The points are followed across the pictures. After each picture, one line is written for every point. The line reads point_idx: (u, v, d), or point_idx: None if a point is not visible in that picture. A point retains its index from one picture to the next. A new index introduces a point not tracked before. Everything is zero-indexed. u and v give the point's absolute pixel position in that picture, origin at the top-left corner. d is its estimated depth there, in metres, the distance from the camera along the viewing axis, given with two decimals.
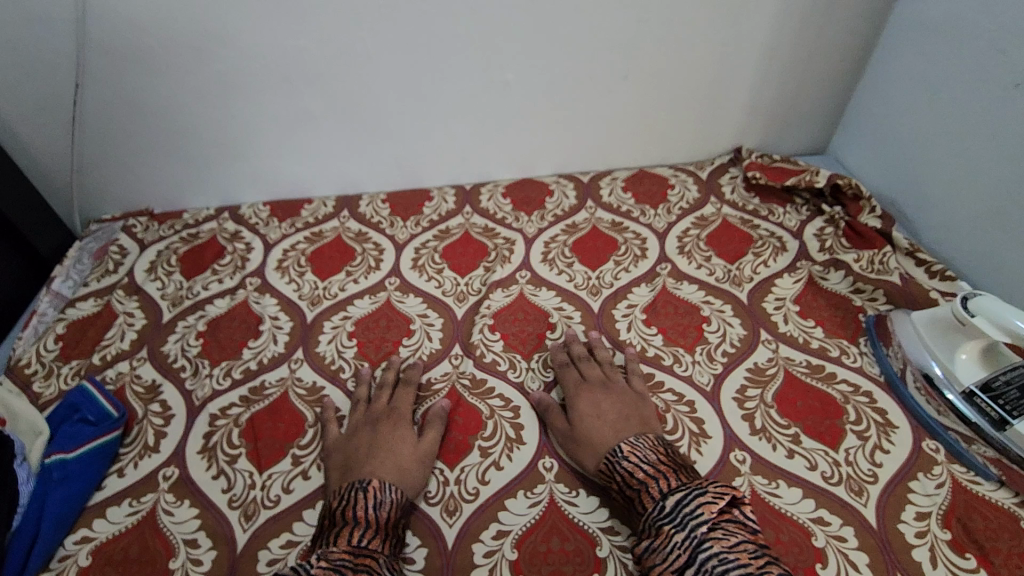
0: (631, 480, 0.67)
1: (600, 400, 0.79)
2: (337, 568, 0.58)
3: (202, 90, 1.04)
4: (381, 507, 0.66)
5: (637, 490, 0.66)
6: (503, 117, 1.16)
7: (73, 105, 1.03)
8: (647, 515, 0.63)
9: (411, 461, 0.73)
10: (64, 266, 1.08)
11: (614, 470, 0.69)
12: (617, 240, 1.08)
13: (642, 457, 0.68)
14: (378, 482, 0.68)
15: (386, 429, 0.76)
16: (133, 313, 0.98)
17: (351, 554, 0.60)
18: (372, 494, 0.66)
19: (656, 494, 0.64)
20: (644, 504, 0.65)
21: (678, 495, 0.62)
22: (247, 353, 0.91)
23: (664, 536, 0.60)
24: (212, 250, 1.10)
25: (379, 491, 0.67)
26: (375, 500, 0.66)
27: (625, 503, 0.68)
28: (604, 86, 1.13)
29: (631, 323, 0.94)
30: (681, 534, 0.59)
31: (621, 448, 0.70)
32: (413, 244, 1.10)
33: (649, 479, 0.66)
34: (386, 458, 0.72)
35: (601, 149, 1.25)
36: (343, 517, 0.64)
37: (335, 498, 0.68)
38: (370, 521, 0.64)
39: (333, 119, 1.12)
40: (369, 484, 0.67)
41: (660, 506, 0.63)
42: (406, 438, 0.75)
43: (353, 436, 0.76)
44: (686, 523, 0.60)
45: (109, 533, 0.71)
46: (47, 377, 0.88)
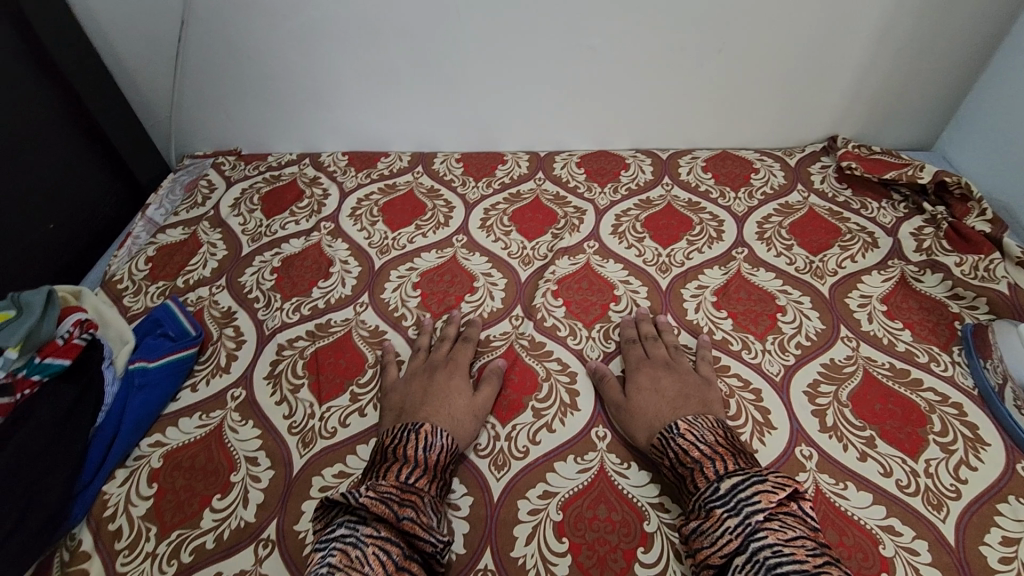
0: (685, 458, 0.64)
1: (662, 378, 0.76)
2: (383, 498, 0.58)
3: (294, 37, 1.06)
4: (430, 450, 0.66)
5: (691, 467, 0.63)
6: (585, 84, 1.12)
7: (178, 42, 1.08)
8: (699, 494, 0.60)
9: (465, 412, 0.73)
10: (158, 196, 1.15)
11: (667, 446, 0.66)
12: (692, 219, 1.04)
13: (698, 437, 0.65)
14: (430, 425, 0.68)
15: (442, 380, 0.76)
16: (216, 243, 1.04)
17: (399, 489, 0.60)
18: (423, 436, 0.67)
19: (710, 475, 0.61)
20: (697, 482, 0.62)
21: (736, 479, 0.59)
22: (316, 292, 0.94)
23: (715, 518, 0.57)
24: (292, 193, 1.14)
25: (431, 434, 0.67)
26: (426, 443, 0.66)
27: (675, 480, 0.66)
28: (695, 59, 1.07)
29: (699, 304, 0.90)
30: (734, 519, 0.56)
31: (678, 425, 0.67)
32: (483, 205, 1.10)
33: (706, 458, 0.63)
34: (439, 407, 0.72)
35: (685, 126, 1.19)
36: (393, 454, 0.65)
37: (387, 435, 0.69)
38: (420, 461, 0.64)
39: (416, 75, 1.12)
40: (422, 427, 0.68)
41: (714, 487, 0.59)
42: (462, 390, 0.75)
43: (409, 383, 0.77)
44: (740, 509, 0.56)
45: (180, 441, 0.75)
46: (137, 293, 0.94)
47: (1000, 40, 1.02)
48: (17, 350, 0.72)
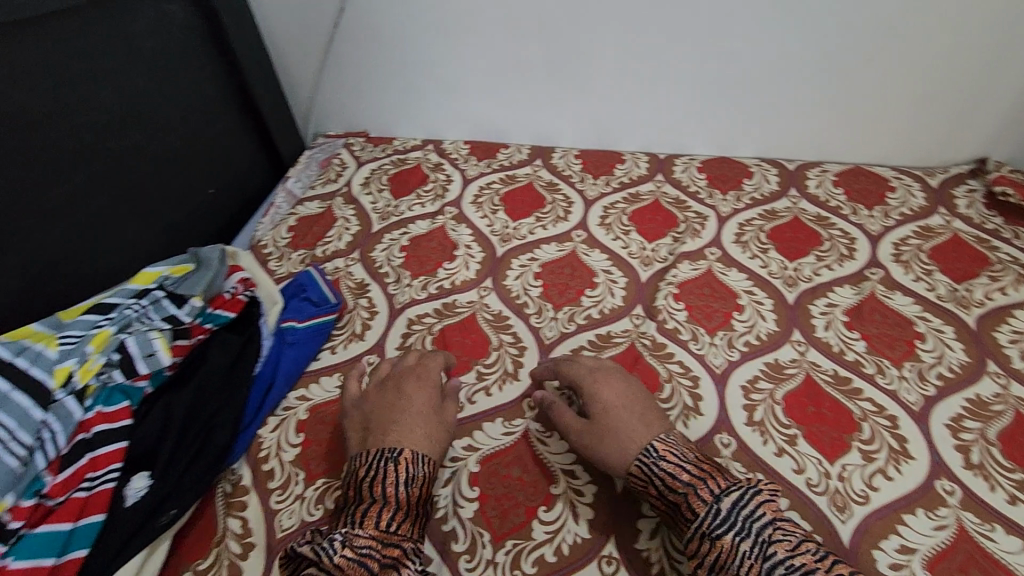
0: (674, 484, 0.59)
1: (635, 404, 0.69)
2: (363, 557, 0.53)
3: (437, 28, 1.11)
4: (411, 484, 0.61)
5: (682, 493, 0.58)
6: (716, 89, 1.11)
7: (332, 27, 1.16)
8: (698, 522, 0.55)
9: (427, 425, 0.68)
10: (297, 170, 1.23)
11: (652, 474, 0.61)
12: (821, 235, 1.01)
13: (679, 458, 0.61)
14: (409, 452, 0.63)
15: (404, 395, 0.72)
16: (349, 219, 1.10)
17: (379, 541, 0.56)
18: (402, 466, 0.61)
19: (705, 496, 0.56)
20: (693, 508, 0.57)
21: (735, 496, 0.56)
22: (442, 273, 0.98)
23: (726, 547, 0.53)
24: (417, 176, 1.20)
25: (411, 462, 0.62)
26: (406, 476, 0.61)
27: (665, 511, 0.60)
28: (840, 68, 1.04)
29: (829, 322, 0.87)
30: (747, 542, 0.52)
31: (655, 446, 0.62)
32: (602, 203, 1.11)
33: (696, 480, 0.58)
34: (402, 415, 0.68)
35: (816, 137, 1.15)
36: (367, 492, 0.60)
37: (359, 466, 0.63)
38: (399, 500, 0.59)
39: (547, 69, 1.14)
40: (401, 454, 0.62)
41: (713, 509, 0.55)
42: (425, 402, 0.71)
43: (360, 398, 0.74)
44: (749, 528, 0.53)
45: (323, 398, 0.80)
46: (281, 259, 1.02)
47: None
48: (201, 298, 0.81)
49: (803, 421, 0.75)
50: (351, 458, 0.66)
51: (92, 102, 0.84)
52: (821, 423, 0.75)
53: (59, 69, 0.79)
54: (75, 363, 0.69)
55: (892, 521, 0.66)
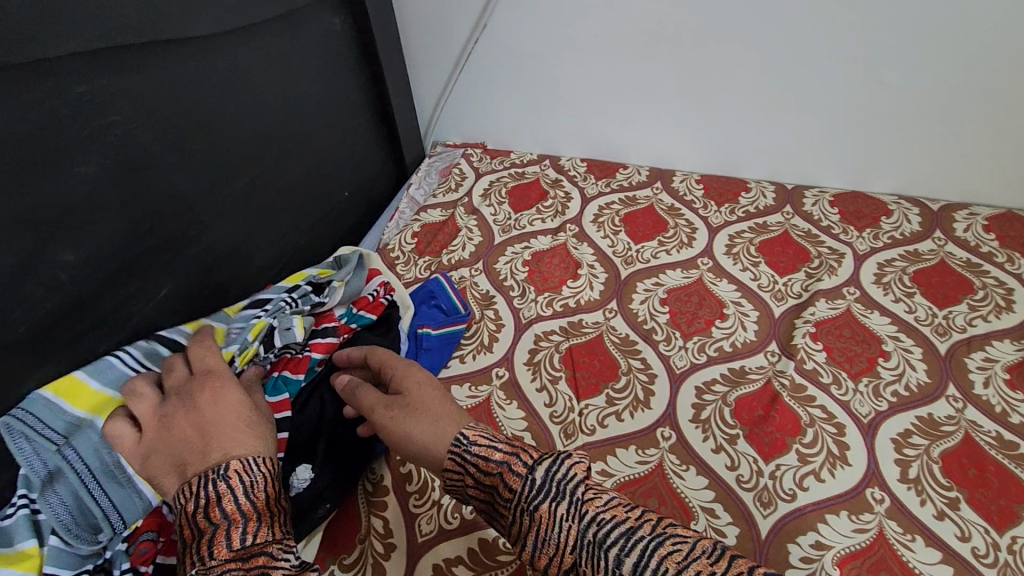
0: (486, 465, 0.56)
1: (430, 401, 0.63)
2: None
3: (574, 46, 1.13)
4: (254, 492, 0.52)
5: (498, 472, 0.55)
6: (861, 120, 1.07)
7: (470, 43, 1.19)
8: (518, 498, 0.53)
9: (255, 427, 0.57)
10: (419, 178, 1.28)
11: (463, 459, 0.57)
12: (973, 282, 0.94)
13: (489, 437, 0.58)
14: (240, 460, 0.53)
15: (195, 396, 0.58)
16: (472, 229, 1.13)
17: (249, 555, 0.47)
18: (238, 479, 0.51)
19: (520, 468, 0.54)
20: (509, 485, 0.54)
21: (548, 461, 0.54)
22: (567, 291, 0.99)
23: (545, 517, 0.51)
24: (536, 191, 1.21)
25: (243, 473, 0.52)
26: (250, 484, 0.52)
27: (482, 500, 0.56)
28: (1006, 106, 0.97)
29: (988, 379, 0.82)
30: (564, 505, 0.52)
31: (465, 434, 0.59)
32: (728, 231, 1.08)
33: (507, 455, 0.56)
34: (231, 433, 0.55)
35: (964, 177, 1.09)
36: (207, 521, 0.49)
37: (184, 502, 0.51)
38: (245, 512, 0.50)
39: (680, 92, 1.14)
40: (229, 467, 0.52)
41: (530, 479, 0.53)
42: (232, 396, 0.59)
43: (164, 424, 0.57)
44: (564, 492, 0.52)
45: None
46: (408, 264, 1.06)
47: None
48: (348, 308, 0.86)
49: (965, 485, 0.71)
50: (173, 494, 0.53)
51: (265, 106, 0.91)
52: (986, 489, 0.71)
53: (245, 75, 0.86)
54: (237, 349, 0.72)
55: None
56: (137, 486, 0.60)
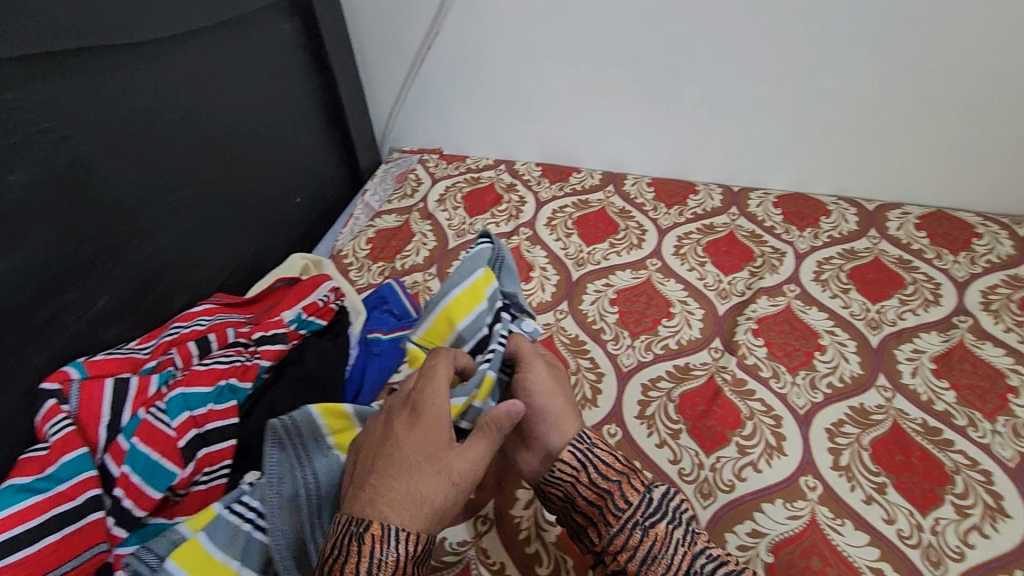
0: (609, 470, 0.59)
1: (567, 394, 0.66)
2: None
3: (525, 52, 1.15)
4: (379, 572, 0.47)
5: (616, 482, 0.58)
6: (800, 124, 1.11)
7: (424, 50, 1.22)
8: (631, 512, 0.56)
9: (432, 477, 0.50)
10: (374, 184, 1.28)
11: (586, 458, 0.60)
12: (904, 278, 0.99)
13: (609, 449, 0.61)
14: (382, 527, 0.48)
15: (408, 425, 0.53)
16: (426, 234, 1.13)
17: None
18: (373, 549, 0.47)
19: (638, 485, 0.58)
20: (627, 497, 0.57)
21: (665, 488, 0.58)
22: (519, 293, 1.00)
23: (661, 535, 0.55)
24: (491, 196, 1.22)
25: (381, 544, 0.48)
26: (374, 564, 0.47)
27: (585, 505, 0.58)
28: (932, 110, 1.03)
29: (916, 369, 0.85)
30: (679, 530, 0.55)
31: (588, 433, 0.62)
32: (676, 233, 1.11)
33: (627, 471, 0.59)
34: (405, 480, 0.50)
35: (897, 178, 1.13)
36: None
37: (336, 534, 0.50)
38: None
39: (629, 97, 1.17)
40: (370, 529, 0.48)
41: (647, 498, 0.57)
42: (438, 445, 0.52)
43: (388, 437, 0.53)
44: (681, 519, 0.56)
45: None
46: (361, 269, 1.06)
47: None
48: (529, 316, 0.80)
49: (893, 470, 0.74)
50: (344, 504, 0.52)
51: (214, 111, 0.91)
52: (912, 474, 0.73)
53: (190, 79, 0.86)
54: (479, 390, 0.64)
55: None
56: None
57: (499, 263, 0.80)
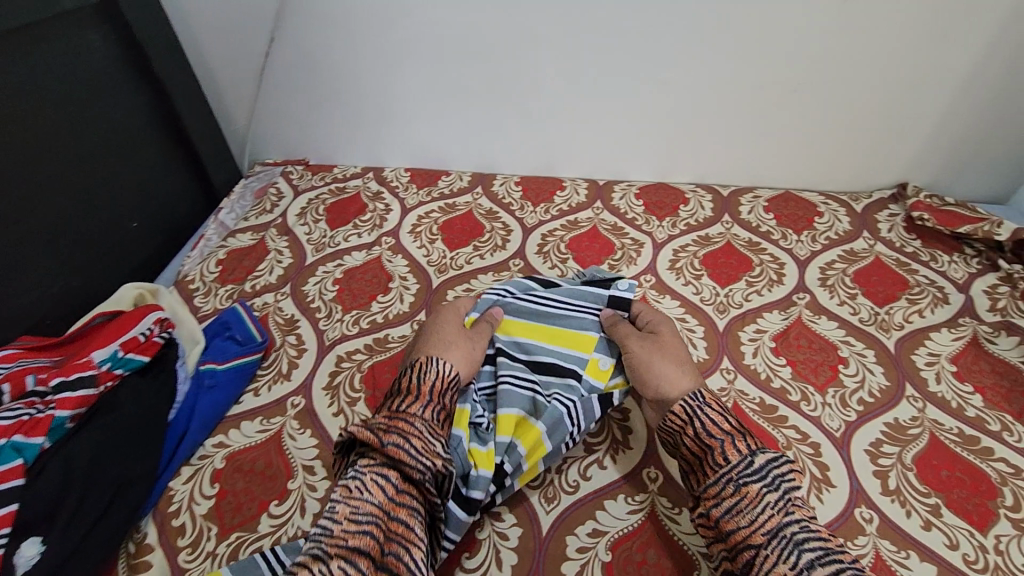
0: (713, 429, 0.62)
1: (664, 349, 0.76)
2: (372, 427, 0.62)
3: (371, 56, 1.09)
4: (425, 377, 0.68)
5: (719, 440, 0.61)
6: (653, 117, 1.11)
7: (264, 56, 1.13)
8: (727, 469, 0.59)
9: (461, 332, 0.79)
10: (230, 201, 1.20)
11: (693, 415, 0.64)
12: (752, 260, 1.03)
13: (722, 412, 0.65)
14: (426, 357, 0.71)
15: (434, 321, 0.83)
16: (282, 251, 1.08)
17: (390, 417, 0.63)
18: (416, 368, 0.70)
19: (741, 448, 0.60)
20: (725, 455, 0.60)
21: (770, 456, 0.59)
22: (376, 306, 0.96)
23: (751, 495, 0.56)
24: (356, 206, 1.18)
25: (424, 364, 0.70)
26: (420, 372, 0.69)
27: (690, 454, 0.64)
28: (769, 98, 1.05)
29: (757, 348, 0.88)
30: (773, 495, 0.56)
31: (701, 394, 0.67)
32: (541, 231, 1.11)
33: (735, 432, 0.61)
34: (429, 342, 0.77)
35: (748, 164, 1.17)
36: (393, 389, 0.69)
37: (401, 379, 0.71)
38: (413, 388, 0.67)
39: (485, 98, 1.13)
40: (418, 360, 0.71)
41: (747, 461, 0.59)
42: (449, 326, 0.80)
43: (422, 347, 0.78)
44: (778, 484, 0.57)
45: (243, 444, 0.78)
46: (207, 295, 0.99)
47: None
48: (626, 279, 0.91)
49: None
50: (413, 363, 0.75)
51: None
52: None
53: None
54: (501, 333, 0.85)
55: None
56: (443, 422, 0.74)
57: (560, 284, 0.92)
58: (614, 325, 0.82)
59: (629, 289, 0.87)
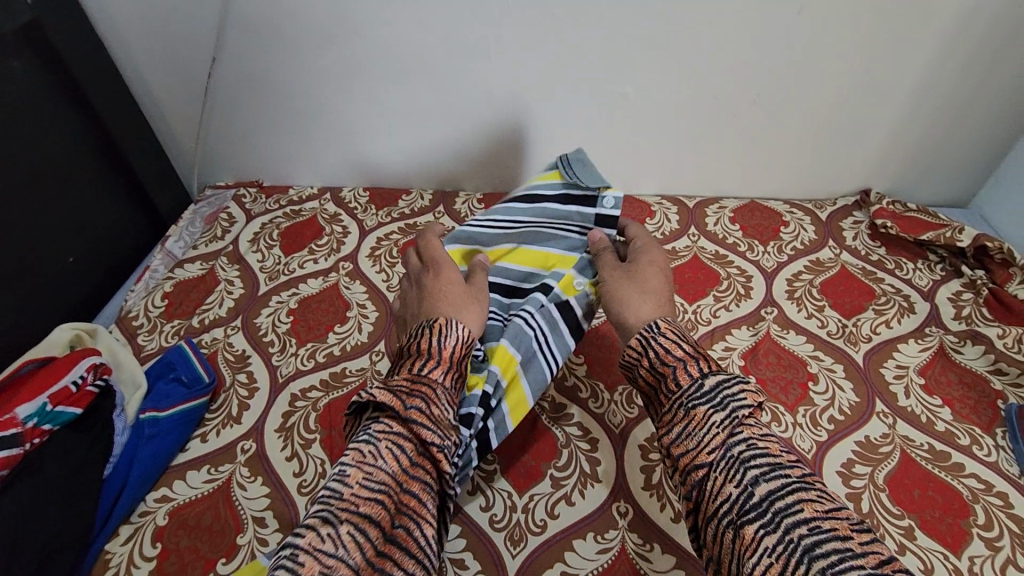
0: (666, 356, 0.59)
1: (639, 282, 0.69)
2: (394, 390, 0.57)
3: (321, 74, 1.05)
4: (446, 340, 0.63)
5: (671, 367, 0.58)
6: (614, 130, 1.09)
7: (208, 77, 1.08)
8: (679, 395, 0.56)
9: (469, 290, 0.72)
10: (179, 228, 1.14)
11: (647, 347, 0.61)
12: (719, 274, 1.01)
13: (678, 338, 0.61)
14: (445, 319, 0.65)
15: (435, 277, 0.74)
16: (233, 281, 1.02)
17: (412, 380, 0.59)
18: (435, 330, 0.64)
19: (693, 373, 0.57)
20: (677, 380, 0.57)
21: (720, 378, 0.56)
22: (332, 338, 0.92)
23: (699, 417, 0.54)
24: (312, 229, 1.13)
25: (443, 327, 0.64)
26: (440, 335, 0.63)
27: (647, 386, 0.61)
28: (730, 109, 1.04)
29: (726, 368, 0.86)
30: (720, 415, 0.53)
31: (657, 324, 0.62)
32: None
33: (688, 357, 0.58)
34: (439, 300, 0.69)
35: (713, 175, 1.16)
36: (407, 352, 0.63)
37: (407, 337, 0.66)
38: (433, 353, 0.62)
39: (442, 115, 1.10)
40: (435, 321, 0.65)
41: (698, 385, 0.56)
42: (453, 285, 0.72)
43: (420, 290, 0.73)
44: (726, 404, 0.54)
45: (188, 497, 0.73)
46: (152, 332, 0.94)
47: None
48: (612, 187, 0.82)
49: None
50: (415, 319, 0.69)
51: None
52: None
53: None
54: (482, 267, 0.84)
55: None
56: None
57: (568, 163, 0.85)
58: (600, 251, 0.78)
59: (616, 206, 0.81)
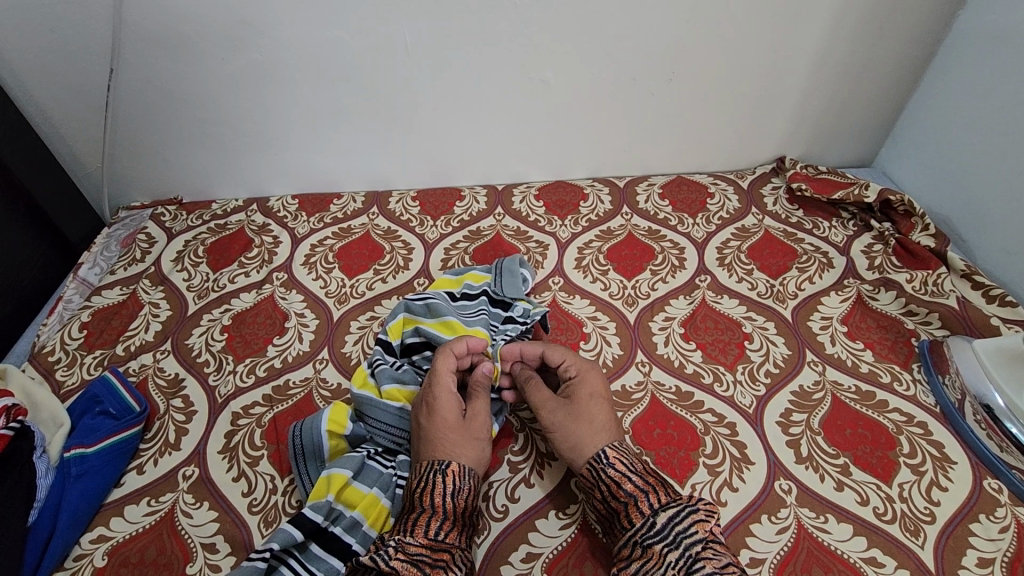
0: (618, 491, 0.63)
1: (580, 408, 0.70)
2: (414, 563, 0.57)
3: (233, 81, 1.01)
4: (456, 495, 0.63)
5: (624, 502, 0.62)
6: (540, 116, 1.10)
7: (107, 90, 1.01)
8: (633, 532, 0.60)
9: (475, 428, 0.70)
10: (92, 253, 1.07)
11: (598, 478, 0.64)
12: (654, 249, 1.04)
13: (629, 468, 0.64)
14: (456, 465, 0.65)
15: (434, 395, 0.70)
16: (158, 303, 0.97)
17: (429, 548, 0.59)
18: (451, 479, 0.64)
19: (644, 509, 0.60)
20: (631, 518, 0.61)
21: (671, 512, 0.59)
22: (272, 351, 0.89)
23: (656, 556, 0.57)
24: (240, 242, 1.08)
25: (458, 475, 0.64)
26: (452, 485, 0.63)
27: (604, 515, 0.64)
28: (648, 89, 1.07)
29: (668, 337, 0.89)
30: (675, 554, 0.56)
31: (607, 453, 0.65)
32: (443, 245, 1.07)
33: (639, 492, 0.61)
34: (449, 431, 0.68)
35: (639, 154, 1.19)
36: (419, 501, 0.63)
37: (411, 477, 0.66)
38: (447, 510, 0.62)
39: (366, 115, 1.08)
40: (449, 467, 0.64)
41: (651, 522, 0.59)
42: (453, 413, 0.69)
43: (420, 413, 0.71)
44: (679, 541, 0.57)
45: (127, 533, 0.69)
46: (71, 366, 0.87)
47: (928, 63, 1.08)
48: (526, 302, 0.91)
49: (651, 446, 0.75)
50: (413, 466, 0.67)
51: None
52: (668, 445, 0.75)
53: None
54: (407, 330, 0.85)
55: (741, 534, 0.67)
56: (387, 404, 0.75)
57: (501, 271, 0.93)
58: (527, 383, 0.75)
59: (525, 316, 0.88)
